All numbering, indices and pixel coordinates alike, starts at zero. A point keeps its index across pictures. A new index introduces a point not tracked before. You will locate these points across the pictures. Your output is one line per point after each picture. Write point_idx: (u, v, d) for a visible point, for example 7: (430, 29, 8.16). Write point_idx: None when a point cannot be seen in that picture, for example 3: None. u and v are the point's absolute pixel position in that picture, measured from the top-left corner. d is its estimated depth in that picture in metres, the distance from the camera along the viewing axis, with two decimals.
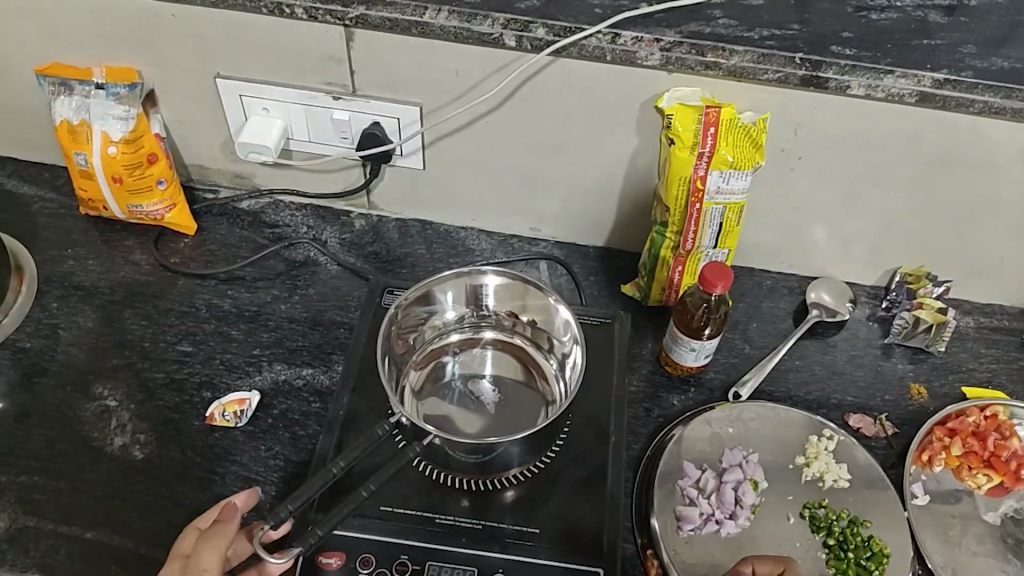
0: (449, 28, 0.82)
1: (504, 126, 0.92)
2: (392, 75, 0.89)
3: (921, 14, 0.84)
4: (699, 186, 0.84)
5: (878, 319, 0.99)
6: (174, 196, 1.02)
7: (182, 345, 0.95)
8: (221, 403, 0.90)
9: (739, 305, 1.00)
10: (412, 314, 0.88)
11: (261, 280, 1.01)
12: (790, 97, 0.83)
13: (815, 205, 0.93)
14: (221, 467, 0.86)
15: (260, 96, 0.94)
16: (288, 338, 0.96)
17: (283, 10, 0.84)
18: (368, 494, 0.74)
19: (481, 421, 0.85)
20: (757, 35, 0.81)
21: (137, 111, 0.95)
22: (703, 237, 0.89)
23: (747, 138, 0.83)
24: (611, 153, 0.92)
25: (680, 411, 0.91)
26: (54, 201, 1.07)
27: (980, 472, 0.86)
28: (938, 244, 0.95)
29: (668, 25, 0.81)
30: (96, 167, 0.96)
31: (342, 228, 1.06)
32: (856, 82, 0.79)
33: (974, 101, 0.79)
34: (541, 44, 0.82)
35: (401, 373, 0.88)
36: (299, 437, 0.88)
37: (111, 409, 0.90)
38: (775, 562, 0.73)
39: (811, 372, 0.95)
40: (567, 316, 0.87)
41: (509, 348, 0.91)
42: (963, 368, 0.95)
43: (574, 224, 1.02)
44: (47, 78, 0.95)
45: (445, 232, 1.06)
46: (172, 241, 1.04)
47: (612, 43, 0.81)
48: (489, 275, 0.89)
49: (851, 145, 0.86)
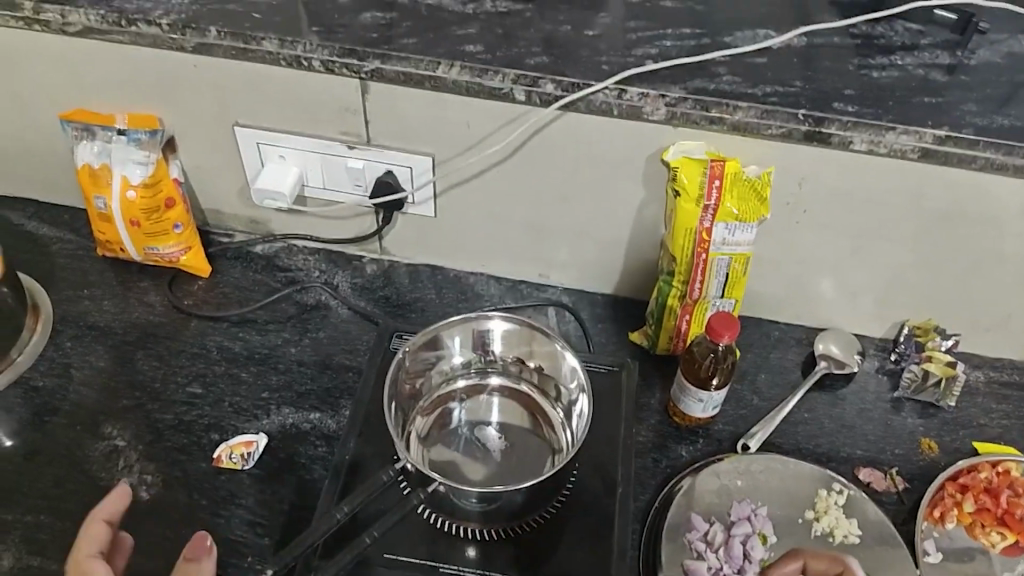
0: (461, 83, 0.85)
1: (514, 175, 0.94)
2: (405, 126, 0.91)
3: (924, 72, 0.85)
4: (705, 237, 0.86)
5: (888, 371, 0.99)
6: (190, 240, 1.05)
7: (192, 387, 0.96)
8: (228, 445, 0.90)
9: (747, 355, 1.00)
10: (418, 361, 0.88)
11: (272, 324, 1.02)
12: (795, 151, 0.84)
13: (821, 257, 0.94)
14: (226, 510, 0.86)
15: (277, 144, 0.96)
16: (297, 381, 0.97)
17: (300, 63, 0.87)
18: (371, 540, 0.78)
19: (487, 469, 0.85)
20: (761, 91, 0.82)
21: (157, 157, 0.98)
22: (710, 288, 0.90)
23: (751, 192, 0.84)
24: (618, 204, 0.94)
25: (687, 462, 0.90)
26: (73, 242, 1.10)
27: (994, 530, 0.85)
28: (945, 297, 0.95)
29: (673, 81, 0.83)
30: (115, 210, 0.99)
31: (354, 272, 1.07)
32: (859, 138, 0.80)
33: (976, 157, 0.80)
34: (550, 99, 0.84)
35: (406, 419, 0.88)
36: (305, 481, 0.88)
37: (119, 449, 0.90)
38: (833, 560, 0.80)
39: (820, 424, 0.94)
40: (573, 363, 0.87)
41: (515, 395, 0.91)
42: (973, 423, 0.94)
43: (582, 272, 1.03)
44: (70, 124, 0.98)
45: (454, 278, 1.07)
46: (187, 284, 1.06)
47: (619, 99, 0.83)
48: (495, 321, 0.89)
49: (857, 198, 0.87)
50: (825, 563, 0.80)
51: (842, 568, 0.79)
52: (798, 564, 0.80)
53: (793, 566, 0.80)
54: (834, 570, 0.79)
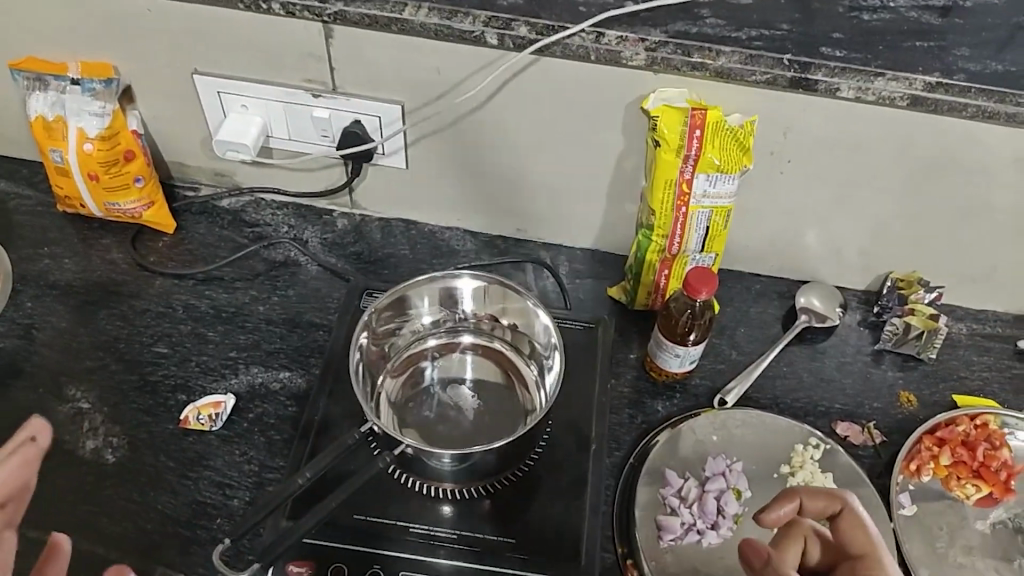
0: (430, 26, 0.80)
1: (488, 124, 0.90)
2: (372, 72, 0.87)
3: (915, 14, 0.82)
4: (685, 189, 0.83)
5: (870, 324, 0.97)
6: (152, 194, 1.00)
7: (157, 347, 0.93)
8: (196, 406, 0.87)
9: (726, 310, 0.98)
10: (385, 322, 0.86)
11: (239, 281, 0.99)
12: (781, 99, 0.80)
13: (804, 208, 0.91)
14: (194, 472, 0.84)
15: (238, 93, 0.92)
16: (265, 340, 0.94)
17: (259, 6, 0.82)
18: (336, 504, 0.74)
19: (459, 428, 0.83)
20: (745, 35, 0.78)
21: (113, 108, 0.93)
22: (689, 241, 0.87)
23: (733, 141, 0.80)
24: (596, 153, 0.90)
25: (663, 418, 0.89)
26: (31, 198, 1.05)
27: (969, 482, 0.85)
28: (930, 248, 0.93)
29: (654, 24, 0.79)
30: (72, 164, 0.95)
31: (324, 227, 1.04)
32: (846, 84, 0.77)
33: (967, 105, 0.77)
34: (523, 43, 0.80)
35: (376, 379, 0.85)
36: (274, 442, 0.86)
37: (83, 412, 0.87)
38: (830, 499, 0.75)
39: (799, 379, 0.93)
40: (546, 320, 0.85)
41: (489, 353, 0.89)
42: (953, 376, 0.93)
43: (560, 225, 1.00)
44: (22, 73, 0.93)
45: (429, 233, 1.04)
46: (150, 240, 1.02)
47: (597, 43, 0.78)
48: (464, 278, 0.87)
49: (843, 147, 0.84)
50: (822, 501, 0.76)
51: (839, 507, 0.75)
52: (794, 504, 0.76)
53: (788, 505, 0.76)
54: (832, 508, 0.75)
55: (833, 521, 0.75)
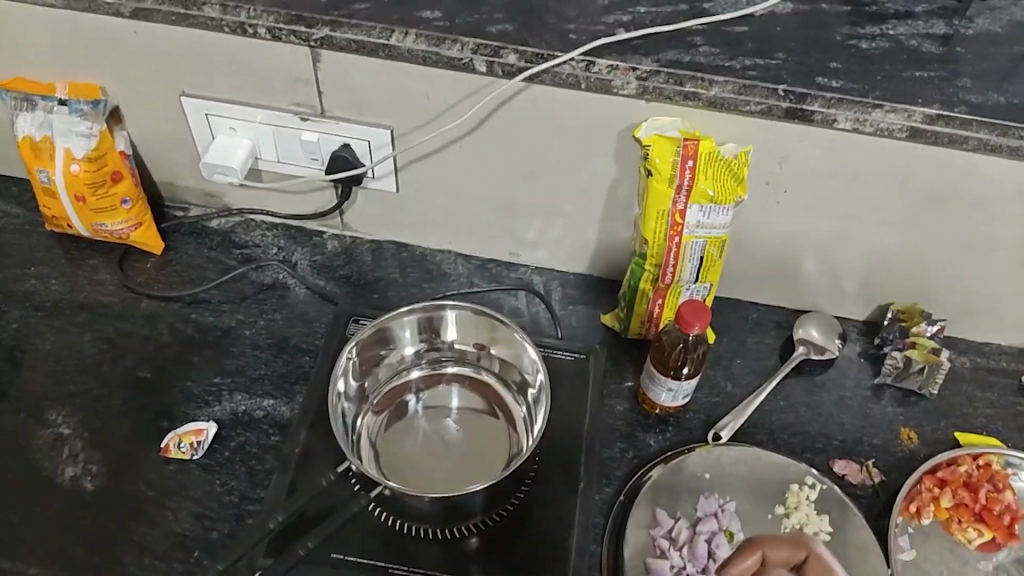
0: (417, 53, 0.79)
1: (478, 151, 0.88)
2: (361, 97, 0.85)
3: (915, 43, 0.79)
4: (678, 220, 0.81)
5: (870, 356, 0.95)
6: (140, 215, 0.99)
7: (141, 371, 0.91)
8: (178, 433, 0.86)
9: (722, 340, 0.96)
10: (369, 353, 0.84)
11: (226, 304, 0.97)
12: (776, 129, 0.78)
13: (802, 238, 0.89)
14: (174, 502, 0.82)
15: (226, 115, 0.90)
16: (250, 366, 0.92)
17: (245, 30, 0.81)
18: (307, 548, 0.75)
19: (443, 465, 0.81)
20: (739, 64, 0.76)
21: (101, 128, 0.92)
22: (683, 272, 0.85)
23: (727, 172, 0.79)
24: (588, 181, 0.88)
25: (655, 452, 0.86)
26: (20, 216, 1.04)
27: (970, 526, 0.82)
28: (932, 280, 0.90)
29: (645, 52, 0.77)
30: (58, 184, 0.94)
31: (314, 249, 1.02)
32: (843, 116, 0.75)
33: (968, 137, 0.74)
34: (513, 70, 0.78)
35: (359, 412, 0.83)
36: (255, 472, 0.84)
37: (64, 437, 0.86)
38: (794, 547, 0.76)
39: (796, 413, 0.90)
40: (534, 355, 0.82)
41: (475, 385, 0.86)
42: (956, 412, 0.91)
43: (552, 251, 0.98)
44: (9, 92, 0.91)
45: (420, 256, 1.02)
46: (138, 261, 1.01)
47: (587, 71, 0.76)
48: (450, 309, 0.85)
49: (840, 178, 0.81)
50: (785, 550, 0.76)
51: (803, 555, 0.76)
52: (758, 555, 0.76)
53: (753, 557, 0.76)
54: (798, 558, 0.76)
55: (799, 570, 0.75)
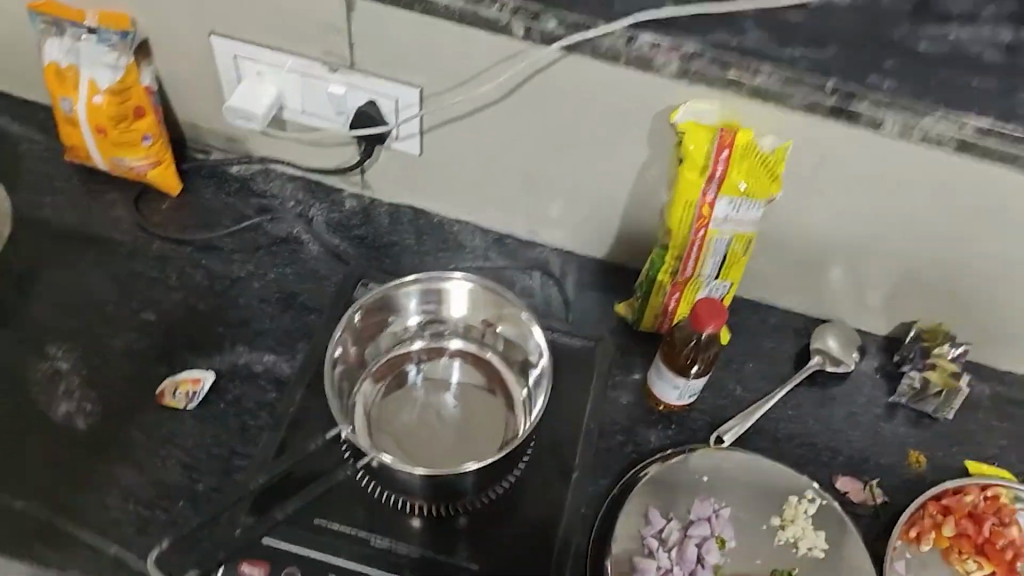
0: (455, 10, 0.76)
1: (508, 120, 0.85)
2: (393, 52, 0.83)
3: (976, 50, 0.75)
4: (705, 212, 0.78)
5: (887, 373, 0.92)
6: (161, 154, 0.97)
7: (146, 314, 0.91)
8: (176, 380, 0.85)
9: (735, 341, 0.93)
10: (372, 320, 0.82)
11: (237, 254, 0.96)
12: (818, 128, 0.75)
13: (833, 243, 0.86)
14: (164, 449, 0.82)
15: (254, 59, 0.88)
16: (255, 318, 0.91)
17: None
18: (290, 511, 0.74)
19: (436, 439, 0.79)
20: (788, 53, 0.73)
21: (128, 61, 0.91)
22: (704, 266, 0.82)
23: (762, 167, 0.76)
24: (618, 163, 0.85)
25: (655, 449, 0.84)
26: (41, 143, 1.03)
27: (971, 558, 0.80)
28: (964, 301, 0.87)
29: (691, 32, 0.74)
30: (81, 114, 0.93)
31: (331, 206, 1.00)
32: (890, 120, 0.71)
33: (1019, 156, 0.71)
34: (551, 39, 0.75)
35: (355, 382, 0.82)
36: (247, 429, 0.83)
37: (62, 373, 0.86)
38: None
39: (804, 424, 0.88)
40: (540, 340, 0.81)
41: (477, 363, 0.85)
42: (970, 440, 0.88)
43: (573, 232, 0.95)
44: (40, 16, 0.89)
45: (438, 224, 1.00)
46: (154, 202, 1.00)
47: (628, 46, 0.73)
48: (457, 281, 0.84)
49: (878, 185, 0.78)
50: None
51: None
52: None
53: None
54: None
55: None
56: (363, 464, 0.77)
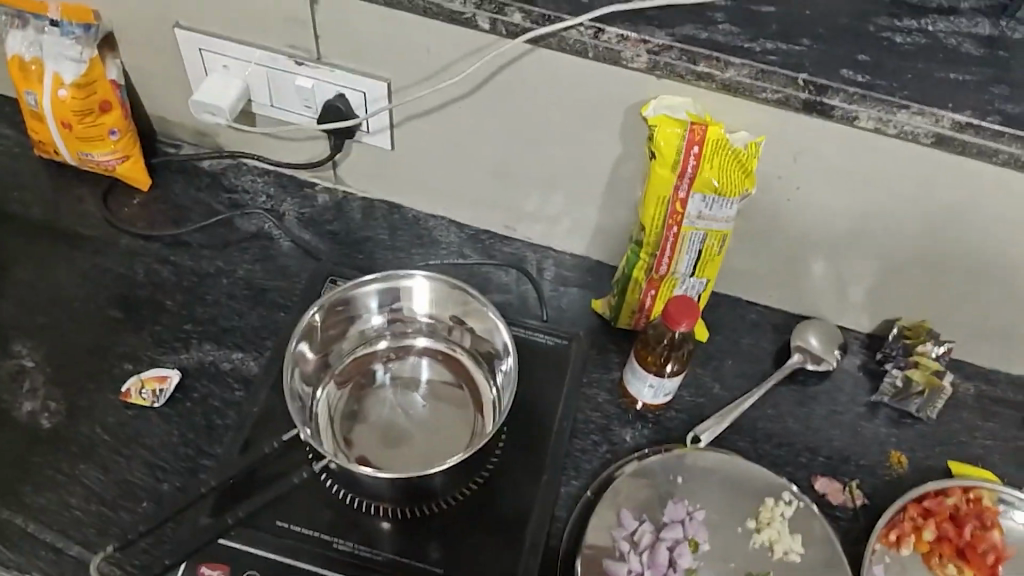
0: (418, 2, 0.74)
1: (477, 115, 0.83)
2: (359, 44, 0.81)
3: (954, 42, 0.73)
4: (678, 209, 0.76)
5: (870, 370, 0.90)
6: (129, 148, 0.95)
7: (112, 310, 0.89)
8: (140, 379, 0.84)
9: (714, 338, 0.91)
10: (335, 319, 0.80)
11: (206, 250, 0.94)
12: (792, 122, 0.73)
13: (812, 240, 0.84)
14: (128, 448, 0.80)
15: (220, 53, 0.86)
16: (223, 316, 0.89)
17: None
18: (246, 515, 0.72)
19: (402, 440, 0.78)
20: (759, 47, 0.71)
21: (91, 55, 0.88)
22: (679, 263, 0.80)
23: (735, 163, 0.73)
24: (590, 157, 0.83)
25: (630, 449, 0.83)
26: (10, 137, 1.01)
27: (950, 561, 0.78)
28: (946, 299, 0.85)
29: (660, 25, 0.72)
30: (45, 109, 0.91)
31: (303, 201, 0.98)
32: (865, 113, 0.70)
33: (999, 150, 0.69)
34: (517, 31, 0.73)
35: (320, 380, 0.80)
36: (214, 428, 0.81)
37: (26, 370, 0.84)
38: None
39: (783, 423, 0.86)
40: (505, 337, 0.79)
41: (445, 360, 0.83)
42: (953, 440, 0.86)
43: (549, 226, 0.93)
44: (3, 8, 0.88)
45: (412, 219, 0.98)
46: (123, 196, 0.98)
47: (595, 39, 0.72)
48: (418, 277, 0.81)
49: (856, 181, 0.76)
50: None
51: None
52: None
53: None
54: None
55: None
56: (324, 466, 0.76)
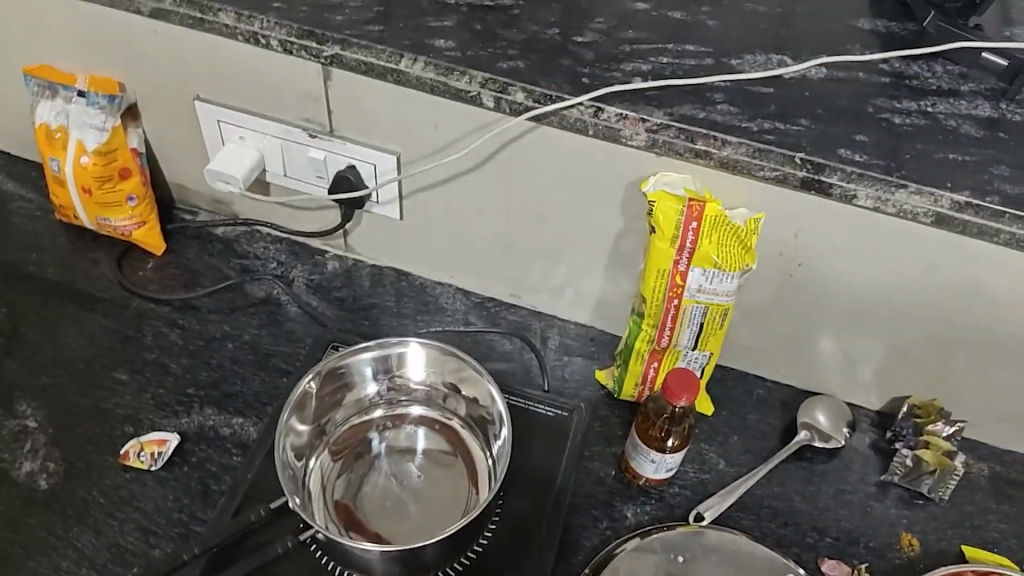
0: (425, 80, 0.77)
1: (480, 188, 0.85)
2: (369, 119, 0.83)
3: (954, 123, 0.74)
4: (678, 282, 0.76)
5: (881, 450, 0.88)
6: (145, 214, 0.98)
7: (117, 373, 0.90)
8: (140, 441, 0.84)
9: (719, 413, 0.90)
10: (332, 386, 0.81)
11: (214, 314, 0.95)
12: (789, 200, 0.74)
13: (815, 316, 0.83)
14: (122, 513, 0.80)
15: (237, 124, 0.89)
16: (227, 380, 0.90)
17: (258, 41, 0.81)
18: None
19: (396, 512, 0.77)
20: (757, 126, 0.72)
21: (114, 124, 0.92)
22: (680, 336, 0.80)
23: (735, 239, 0.74)
24: (591, 230, 0.84)
25: (631, 525, 0.81)
26: (32, 201, 1.04)
27: None
28: (955, 378, 0.84)
29: (658, 104, 0.74)
30: (68, 175, 0.94)
31: (313, 267, 1.00)
32: (863, 192, 0.70)
33: (1000, 230, 0.69)
34: (519, 109, 0.75)
35: (315, 450, 0.80)
36: (211, 493, 0.81)
37: (28, 430, 0.85)
38: None
39: (789, 502, 0.84)
40: (502, 409, 0.79)
41: (442, 430, 0.83)
42: (966, 523, 0.83)
43: (554, 296, 0.94)
44: (34, 79, 0.92)
45: (420, 286, 0.99)
46: (137, 260, 1.00)
47: (595, 118, 0.74)
48: (414, 345, 0.81)
49: (857, 258, 0.76)
50: None
51: None
52: None
53: None
54: None
55: None
56: (314, 537, 0.75)
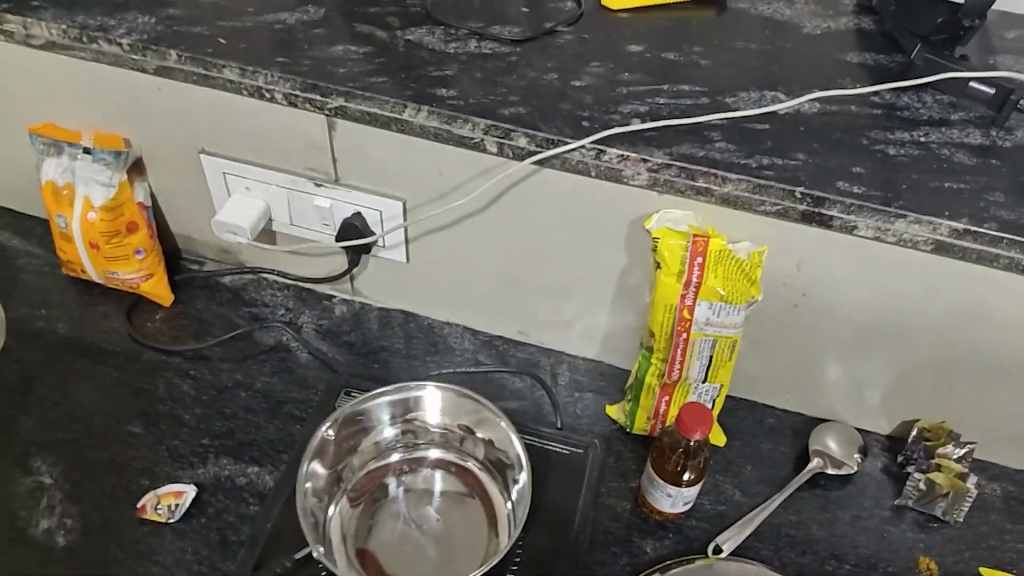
0: (428, 128, 0.78)
1: (486, 230, 0.86)
2: (374, 167, 0.85)
3: (947, 152, 0.76)
4: (685, 316, 0.77)
5: (893, 474, 0.88)
6: (153, 267, 0.99)
7: (131, 426, 0.90)
8: (157, 494, 0.84)
9: (732, 443, 0.90)
10: (348, 433, 0.81)
11: (226, 363, 0.96)
12: (792, 233, 0.75)
13: (822, 345, 0.84)
14: (142, 567, 0.80)
15: (243, 175, 0.91)
16: (241, 430, 0.90)
17: (262, 94, 0.82)
18: None
19: (417, 558, 0.77)
20: (755, 163, 0.74)
21: (122, 179, 0.93)
22: (690, 369, 0.81)
23: (739, 271, 0.75)
24: (598, 268, 0.86)
25: (651, 560, 0.81)
26: (41, 257, 1.05)
27: None
28: (962, 401, 0.84)
29: (658, 144, 0.75)
30: (75, 232, 0.95)
31: (322, 312, 1.01)
32: (863, 223, 0.72)
33: (999, 255, 0.71)
34: (523, 153, 0.77)
35: (334, 497, 0.80)
36: (229, 543, 0.81)
37: (44, 487, 0.85)
38: None
39: (807, 530, 0.84)
40: (519, 451, 0.79)
41: (459, 473, 0.83)
42: (983, 544, 0.83)
43: (562, 332, 0.95)
44: (39, 138, 0.94)
45: (428, 327, 1.00)
46: (146, 311, 1.01)
47: (597, 159, 0.75)
48: (429, 389, 0.82)
49: (860, 287, 0.77)
50: None
51: None
52: None
53: None
54: None
55: None
56: None
